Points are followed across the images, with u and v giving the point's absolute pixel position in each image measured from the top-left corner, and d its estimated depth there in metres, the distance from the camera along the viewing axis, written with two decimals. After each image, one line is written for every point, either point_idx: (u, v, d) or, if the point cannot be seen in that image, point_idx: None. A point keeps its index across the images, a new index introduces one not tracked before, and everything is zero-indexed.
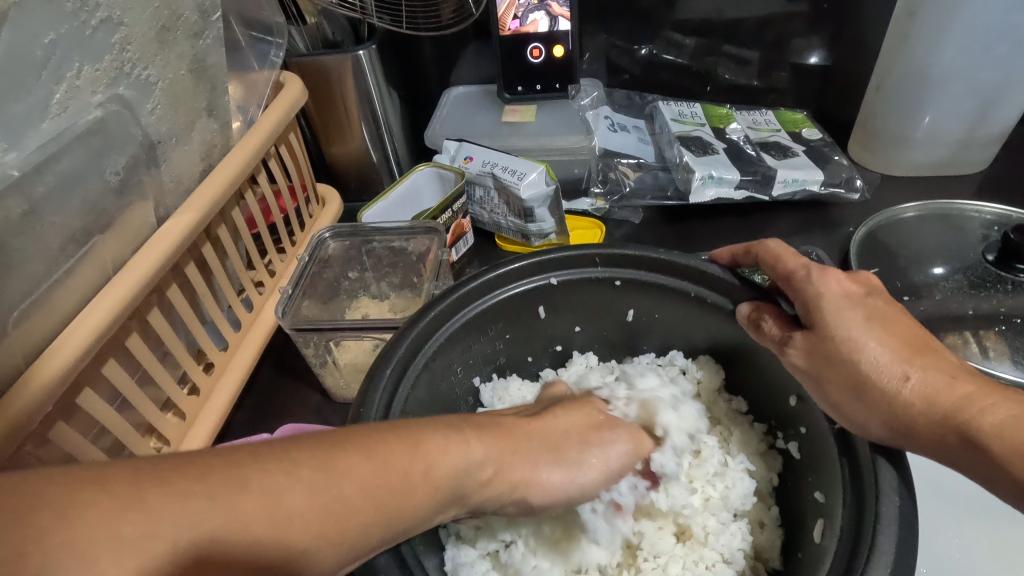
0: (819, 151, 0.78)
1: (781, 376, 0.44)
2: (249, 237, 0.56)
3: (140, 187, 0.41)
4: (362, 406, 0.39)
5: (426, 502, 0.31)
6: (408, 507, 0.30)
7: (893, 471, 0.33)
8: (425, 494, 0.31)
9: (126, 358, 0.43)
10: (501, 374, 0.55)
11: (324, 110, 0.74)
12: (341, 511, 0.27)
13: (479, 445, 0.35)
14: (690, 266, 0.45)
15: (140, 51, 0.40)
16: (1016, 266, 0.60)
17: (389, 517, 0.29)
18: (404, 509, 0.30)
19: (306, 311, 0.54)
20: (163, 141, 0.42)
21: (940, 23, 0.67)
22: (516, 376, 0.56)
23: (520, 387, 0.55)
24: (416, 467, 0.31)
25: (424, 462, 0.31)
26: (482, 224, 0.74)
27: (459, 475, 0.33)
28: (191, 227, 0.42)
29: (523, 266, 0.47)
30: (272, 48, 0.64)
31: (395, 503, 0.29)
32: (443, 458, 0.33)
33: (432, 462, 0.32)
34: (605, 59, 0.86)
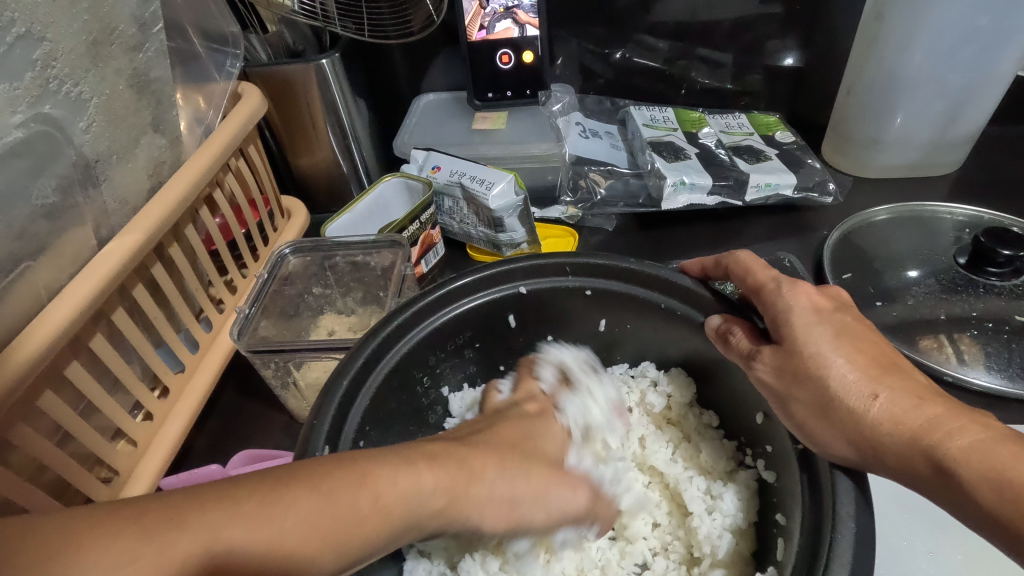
0: (792, 154, 0.77)
1: (749, 392, 0.43)
2: (205, 254, 0.54)
3: (76, 209, 0.39)
4: (316, 420, 0.37)
5: (375, 534, 0.30)
6: (358, 539, 0.29)
7: (853, 492, 0.32)
8: (374, 527, 0.29)
9: (66, 388, 0.41)
10: (472, 383, 0.54)
11: (289, 120, 0.72)
12: (289, 549, 0.26)
13: (430, 476, 0.33)
14: (663, 276, 0.44)
15: (68, 67, 0.38)
16: (987, 270, 0.59)
17: (342, 544, 0.28)
18: (358, 533, 0.29)
19: (265, 331, 0.52)
20: (101, 161, 0.41)
21: (908, 25, 0.67)
22: (487, 385, 0.54)
23: (490, 396, 0.53)
24: (363, 498, 0.29)
25: (370, 491, 0.30)
26: (452, 233, 0.72)
27: (410, 509, 0.31)
28: (136, 248, 0.40)
29: (489, 277, 0.46)
30: (228, 58, 0.61)
31: (345, 535, 0.28)
32: (394, 489, 0.31)
33: (380, 492, 0.30)
34: (578, 64, 0.85)
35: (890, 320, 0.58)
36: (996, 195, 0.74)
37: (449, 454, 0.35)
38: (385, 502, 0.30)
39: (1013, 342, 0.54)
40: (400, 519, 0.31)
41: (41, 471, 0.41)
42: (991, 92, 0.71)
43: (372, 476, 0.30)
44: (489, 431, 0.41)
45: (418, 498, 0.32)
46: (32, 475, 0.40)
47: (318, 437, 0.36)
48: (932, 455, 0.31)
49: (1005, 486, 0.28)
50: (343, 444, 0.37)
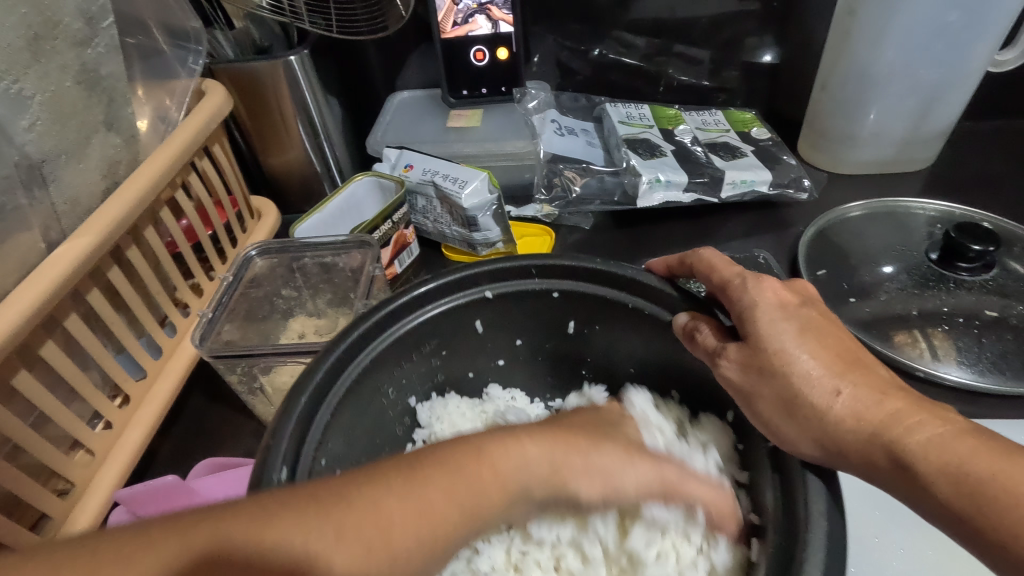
0: (767, 151, 0.77)
1: (718, 391, 0.42)
2: (166, 257, 0.52)
3: (19, 213, 0.37)
4: (273, 439, 0.35)
5: (500, 502, 0.33)
6: (486, 507, 0.32)
7: (823, 488, 0.31)
8: (498, 496, 0.32)
9: (15, 398, 0.40)
10: (440, 393, 0.53)
11: (258, 118, 0.71)
12: (433, 522, 0.30)
13: (537, 450, 0.34)
14: (629, 277, 0.44)
15: (8, 62, 0.36)
16: (958, 265, 0.59)
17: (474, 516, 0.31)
18: (488, 507, 0.32)
19: (228, 334, 0.51)
20: (47, 161, 0.39)
21: (881, 20, 0.67)
22: (454, 395, 0.54)
23: (458, 407, 0.53)
24: (485, 473, 0.32)
25: (490, 466, 0.33)
26: (426, 233, 0.71)
27: (525, 479, 0.33)
28: (86, 251, 0.39)
29: (453, 280, 0.45)
30: (192, 55, 0.59)
31: (476, 504, 0.31)
32: (506, 463, 0.33)
33: (498, 465, 0.33)
34: (554, 61, 0.84)
35: (864, 316, 0.58)
36: (968, 190, 0.74)
37: (552, 430, 0.36)
38: (504, 476, 0.33)
39: (984, 337, 0.54)
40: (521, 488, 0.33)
41: None
42: (962, 88, 0.72)
43: (487, 455, 0.33)
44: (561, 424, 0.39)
45: (538, 472, 0.34)
46: None
47: (276, 457, 0.35)
48: (894, 450, 0.30)
49: (962, 480, 0.28)
50: (303, 462, 0.36)
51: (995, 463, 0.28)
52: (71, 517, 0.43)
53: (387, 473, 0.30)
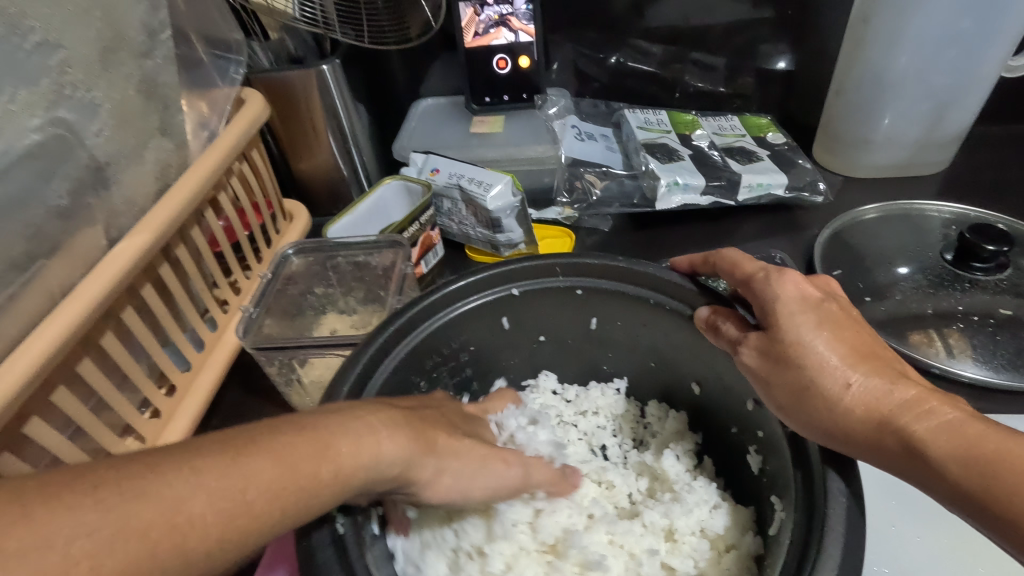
0: (783, 155, 0.79)
1: (735, 382, 0.44)
2: (211, 256, 0.55)
3: (87, 211, 0.40)
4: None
5: (331, 502, 0.30)
6: (312, 507, 0.29)
7: (841, 479, 0.33)
8: (333, 493, 0.29)
9: (78, 385, 0.43)
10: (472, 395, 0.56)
11: (290, 125, 0.74)
12: (246, 519, 0.26)
13: (388, 439, 0.33)
14: (652, 274, 0.45)
15: (81, 73, 0.39)
16: (973, 266, 0.61)
17: (294, 514, 0.28)
18: (316, 503, 0.29)
19: (269, 329, 0.53)
20: (112, 163, 0.42)
21: (893, 27, 0.69)
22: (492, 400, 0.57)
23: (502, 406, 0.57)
24: (325, 468, 0.29)
25: (334, 462, 0.30)
26: (451, 235, 0.74)
27: (370, 474, 0.31)
28: (145, 247, 0.42)
29: (482, 279, 0.47)
30: (233, 65, 0.63)
31: (302, 504, 0.28)
32: (350, 455, 0.31)
33: (343, 462, 0.30)
34: (573, 68, 0.87)
35: (879, 315, 0.59)
36: (983, 193, 0.75)
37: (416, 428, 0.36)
38: (338, 466, 0.30)
39: (998, 335, 0.56)
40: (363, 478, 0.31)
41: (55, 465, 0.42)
42: (975, 94, 0.73)
43: (329, 441, 0.30)
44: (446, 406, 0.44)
45: (381, 443, 0.32)
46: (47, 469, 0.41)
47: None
48: (902, 436, 0.32)
49: (971, 462, 0.29)
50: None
51: (1003, 446, 0.29)
52: None
53: (199, 449, 0.26)
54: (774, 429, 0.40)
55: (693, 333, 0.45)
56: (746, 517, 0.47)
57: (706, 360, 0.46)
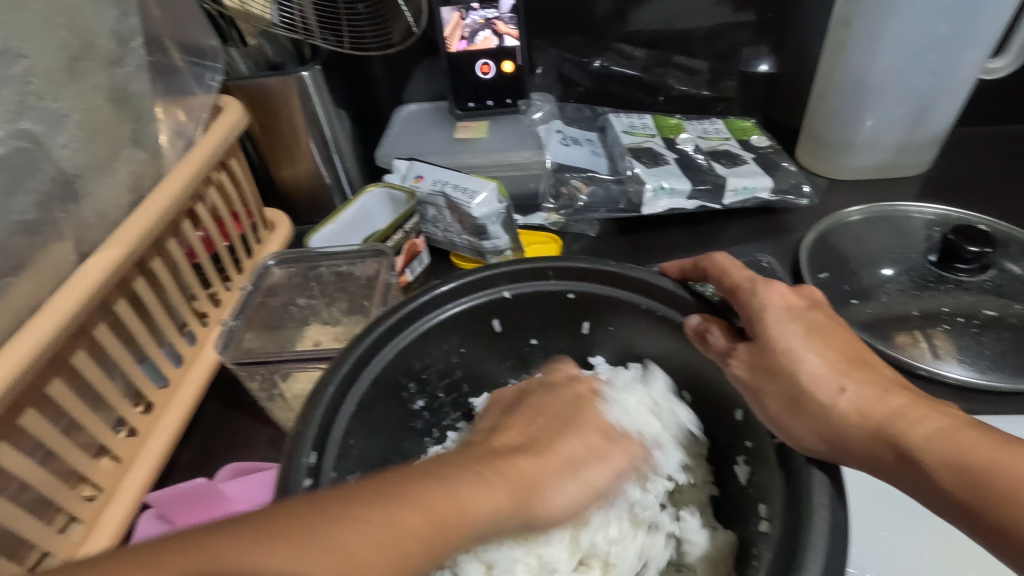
0: (768, 157, 0.79)
1: (723, 388, 0.43)
2: (188, 268, 0.54)
3: (55, 226, 0.39)
4: (303, 425, 0.37)
5: (472, 535, 0.31)
6: (454, 546, 0.30)
7: (826, 480, 0.32)
8: (465, 534, 0.31)
9: (48, 407, 0.41)
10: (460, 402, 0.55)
11: (270, 132, 0.72)
12: (402, 542, 0.28)
13: (498, 482, 0.34)
14: (643, 279, 0.45)
15: (47, 83, 0.38)
16: (957, 267, 0.61)
17: (443, 545, 0.29)
18: (458, 531, 0.30)
19: (249, 343, 0.52)
20: (80, 176, 0.40)
21: (873, 31, 0.69)
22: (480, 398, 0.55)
23: None
24: (459, 509, 0.31)
25: (459, 501, 0.31)
26: (436, 242, 0.73)
27: (492, 521, 0.32)
28: (116, 263, 0.40)
29: (471, 282, 0.46)
30: (209, 72, 0.61)
31: (450, 537, 0.30)
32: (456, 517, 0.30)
33: (467, 502, 0.31)
34: (557, 73, 0.87)
35: (866, 317, 0.59)
36: (963, 195, 0.76)
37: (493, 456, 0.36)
38: (460, 513, 0.31)
39: (983, 336, 0.56)
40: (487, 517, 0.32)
41: (24, 490, 0.40)
42: (955, 97, 0.74)
43: (453, 491, 0.31)
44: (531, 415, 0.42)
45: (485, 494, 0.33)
46: (15, 496, 0.40)
47: (304, 443, 0.36)
48: (896, 444, 0.32)
49: (966, 470, 0.29)
50: (330, 448, 0.38)
51: (996, 453, 0.29)
52: (98, 523, 0.44)
53: (325, 514, 0.27)
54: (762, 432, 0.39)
55: (682, 339, 0.45)
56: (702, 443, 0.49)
57: (695, 367, 0.46)
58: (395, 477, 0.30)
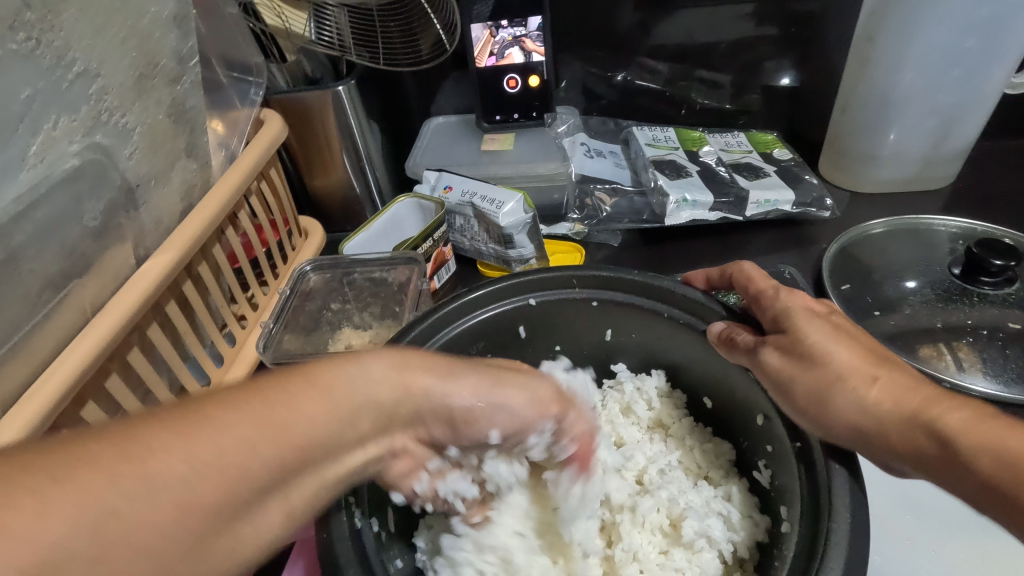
0: (790, 170, 0.79)
1: (748, 396, 0.44)
2: (231, 273, 0.57)
3: (119, 230, 0.41)
4: None
5: (327, 418, 0.28)
6: (302, 421, 0.26)
7: (847, 483, 0.33)
8: (329, 416, 0.28)
9: (106, 400, 0.44)
10: None
11: (305, 144, 0.76)
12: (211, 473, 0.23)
13: (381, 367, 0.31)
14: (664, 288, 0.46)
15: (117, 99, 0.41)
16: (982, 280, 0.61)
17: (248, 465, 0.24)
18: (303, 424, 0.26)
19: (288, 344, 0.54)
20: (142, 185, 0.43)
21: (897, 46, 0.70)
22: None
23: None
24: (309, 392, 0.27)
25: (317, 387, 0.28)
26: (463, 250, 0.75)
27: (360, 392, 0.30)
28: (171, 266, 0.43)
29: (499, 289, 0.48)
30: (253, 87, 0.65)
31: (289, 422, 0.26)
32: (298, 417, 0.26)
33: (329, 385, 0.28)
34: (581, 86, 0.89)
35: (889, 328, 0.60)
36: (989, 208, 0.76)
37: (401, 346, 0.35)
38: (324, 381, 0.28)
39: (1009, 348, 0.56)
40: (359, 409, 0.30)
41: None
42: (980, 110, 0.74)
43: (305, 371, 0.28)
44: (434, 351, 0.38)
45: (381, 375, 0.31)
46: None
47: None
48: (927, 427, 0.35)
49: (1002, 455, 0.32)
50: None
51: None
52: None
53: (154, 418, 0.23)
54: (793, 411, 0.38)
55: (703, 347, 0.46)
56: (727, 450, 0.50)
57: (719, 374, 0.46)
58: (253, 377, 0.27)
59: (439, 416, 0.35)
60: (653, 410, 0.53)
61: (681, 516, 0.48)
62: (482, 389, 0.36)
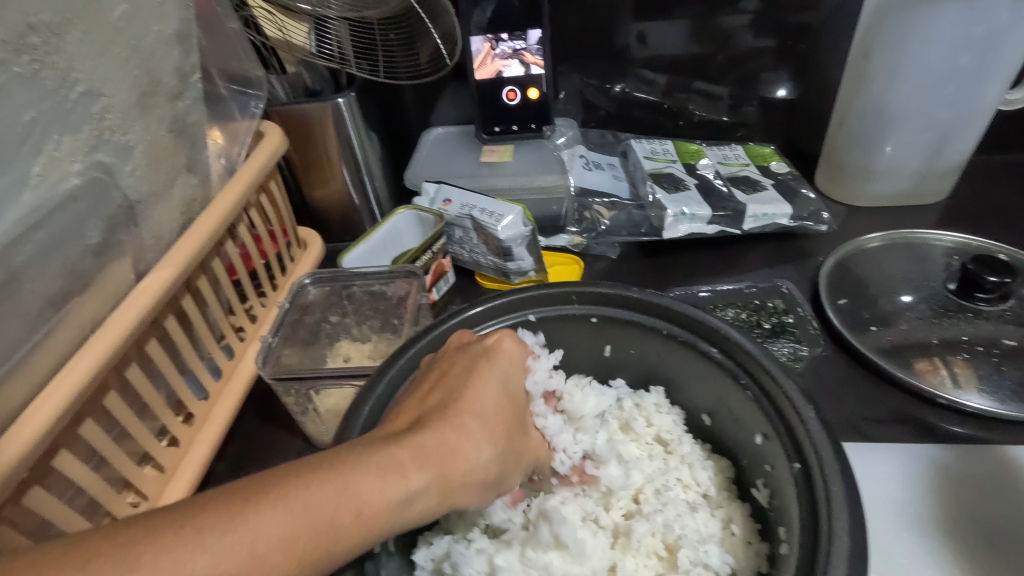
0: (787, 184, 0.80)
1: (743, 416, 0.43)
2: (229, 286, 0.56)
3: (119, 247, 0.41)
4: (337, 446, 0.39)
5: (360, 541, 0.30)
6: (334, 548, 0.29)
7: (846, 505, 0.32)
8: (359, 536, 0.30)
9: (104, 417, 0.44)
10: None
11: (305, 155, 0.76)
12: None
13: (422, 475, 0.32)
14: (662, 304, 0.46)
15: (119, 118, 0.41)
16: (976, 297, 0.61)
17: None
18: (335, 544, 0.29)
19: (287, 359, 0.54)
20: (142, 201, 0.43)
21: (893, 62, 0.71)
22: None
23: None
24: (344, 512, 0.29)
25: (354, 504, 0.29)
26: (462, 262, 0.75)
27: (397, 508, 0.31)
28: (170, 282, 0.43)
29: (498, 305, 0.48)
30: (253, 100, 0.65)
31: (319, 550, 0.28)
32: (329, 542, 0.28)
33: (365, 501, 0.30)
34: (579, 99, 0.90)
35: (884, 343, 0.60)
36: (983, 223, 0.77)
37: (440, 421, 0.35)
38: (366, 507, 0.30)
39: (1002, 365, 0.56)
40: (395, 525, 0.31)
41: (78, 495, 0.42)
42: (975, 126, 0.75)
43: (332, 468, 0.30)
44: (458, 376, 0.39)
45: (422, 479, 0.32)
46: (70, 501, 0.42)
47: None
48: None
49: None
50: None
51: None
52: None
53: (198, 528, 0.26)
54: (800, 432, 0.36)
55: (700, 365, 0.46)
56: (727, 467, 0.48)
57: (715, 392, 0.46)
58: (293, 469, 0.30)
59: (473, 482, 0.35)
60: (652, 426, 0.51)
61: (676, 543, 0.45)
62: (502, 465, 0.38)
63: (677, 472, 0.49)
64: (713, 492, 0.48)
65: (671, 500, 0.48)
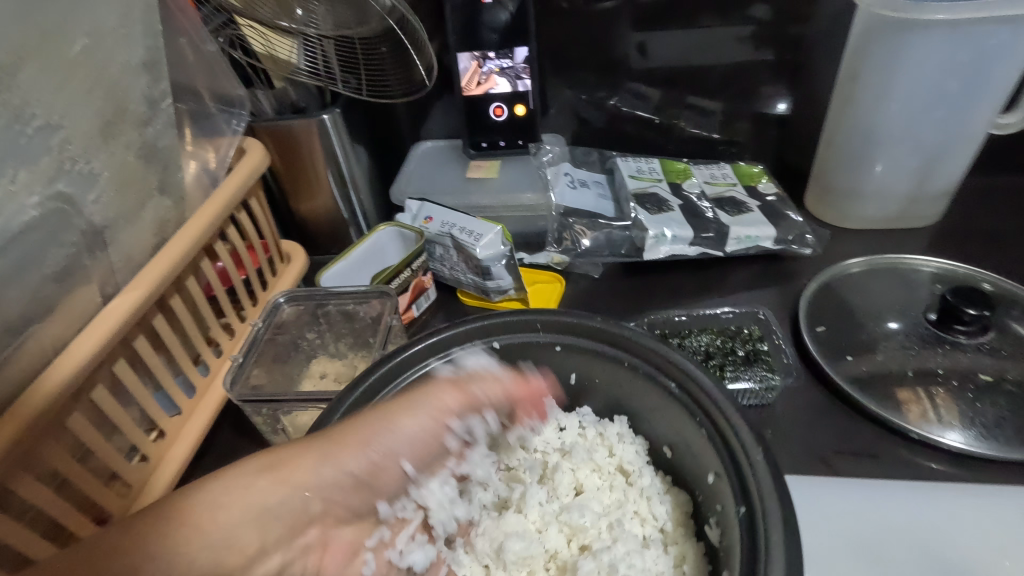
0: (774, 205, 0.79)
1: (699, 452, 0.43)
2: (204, 304, 0.57)
3: (83, 272, 0.42)
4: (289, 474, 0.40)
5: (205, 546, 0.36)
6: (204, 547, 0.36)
7: (783, 556, 0.32)
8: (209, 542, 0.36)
9: (68, 438, 0.44)
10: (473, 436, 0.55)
11: (292, 169, 0.77)
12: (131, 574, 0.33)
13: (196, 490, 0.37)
14: (624, 335, 0.46)
15: (83, 147, 0.42)
16: (955, 328, 0.60)
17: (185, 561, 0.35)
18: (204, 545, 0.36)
19: (256, 379, 0.55)
20: (109, 226, 0.44)
21: (880, 86, 0.70)
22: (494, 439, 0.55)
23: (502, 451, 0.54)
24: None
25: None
26: (443, 278, 0.75)
27: (279, 496, 0.40)
28: (135, 306, 0.43)
29: (462, 332, 0.48)
30: (235, 119, 0.65)
31: None
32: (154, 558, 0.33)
33: (184, 519, 0.35)
34: (569, 114, 0.89)
35: (859, 372, 0.59)
36: (973, 248, 0.75)
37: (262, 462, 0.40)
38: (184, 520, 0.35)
39: (977, 402, 0.55)
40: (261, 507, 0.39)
41: (40, 516, 0.43)
42: (965, 151, 0.74)
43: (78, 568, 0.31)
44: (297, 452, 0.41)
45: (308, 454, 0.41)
46: (32, 520, 0.43)
47: None
48: None
49: None
50: None
51: None
52: None
53: None
54: (747, 472, 0.36)
55: (660, 398, 0.46)
56: (684, 502, 0.47)
57: (674, 426, 0.45)
58: None
59: (386, 454, 0.44)
60: (613, 456, 0.51)
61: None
62: (387, 443, 0.43)
63: (634, 505, 0.49)
64: (670, 528, 0.47)
65: (624, 532, 0.47)
